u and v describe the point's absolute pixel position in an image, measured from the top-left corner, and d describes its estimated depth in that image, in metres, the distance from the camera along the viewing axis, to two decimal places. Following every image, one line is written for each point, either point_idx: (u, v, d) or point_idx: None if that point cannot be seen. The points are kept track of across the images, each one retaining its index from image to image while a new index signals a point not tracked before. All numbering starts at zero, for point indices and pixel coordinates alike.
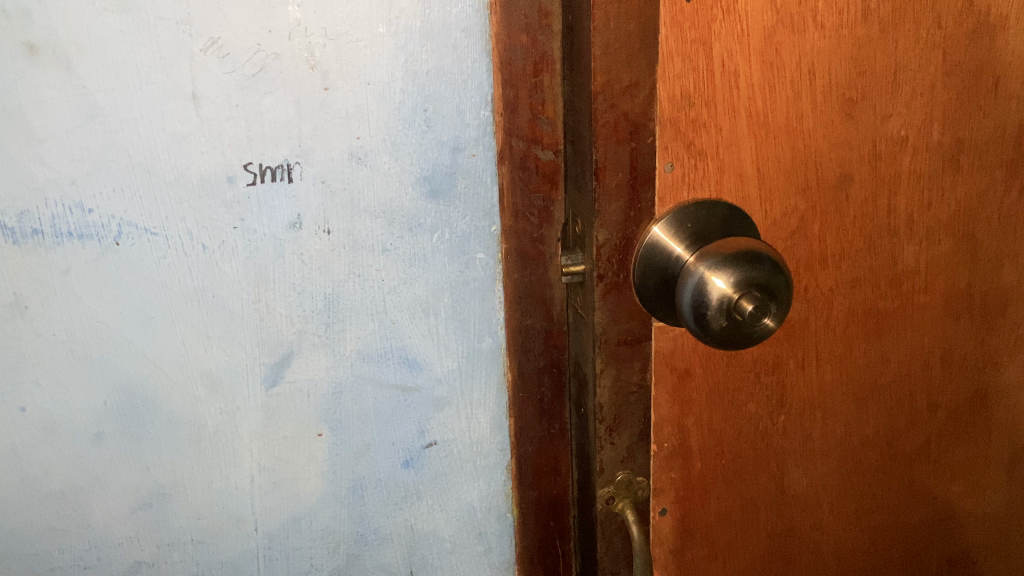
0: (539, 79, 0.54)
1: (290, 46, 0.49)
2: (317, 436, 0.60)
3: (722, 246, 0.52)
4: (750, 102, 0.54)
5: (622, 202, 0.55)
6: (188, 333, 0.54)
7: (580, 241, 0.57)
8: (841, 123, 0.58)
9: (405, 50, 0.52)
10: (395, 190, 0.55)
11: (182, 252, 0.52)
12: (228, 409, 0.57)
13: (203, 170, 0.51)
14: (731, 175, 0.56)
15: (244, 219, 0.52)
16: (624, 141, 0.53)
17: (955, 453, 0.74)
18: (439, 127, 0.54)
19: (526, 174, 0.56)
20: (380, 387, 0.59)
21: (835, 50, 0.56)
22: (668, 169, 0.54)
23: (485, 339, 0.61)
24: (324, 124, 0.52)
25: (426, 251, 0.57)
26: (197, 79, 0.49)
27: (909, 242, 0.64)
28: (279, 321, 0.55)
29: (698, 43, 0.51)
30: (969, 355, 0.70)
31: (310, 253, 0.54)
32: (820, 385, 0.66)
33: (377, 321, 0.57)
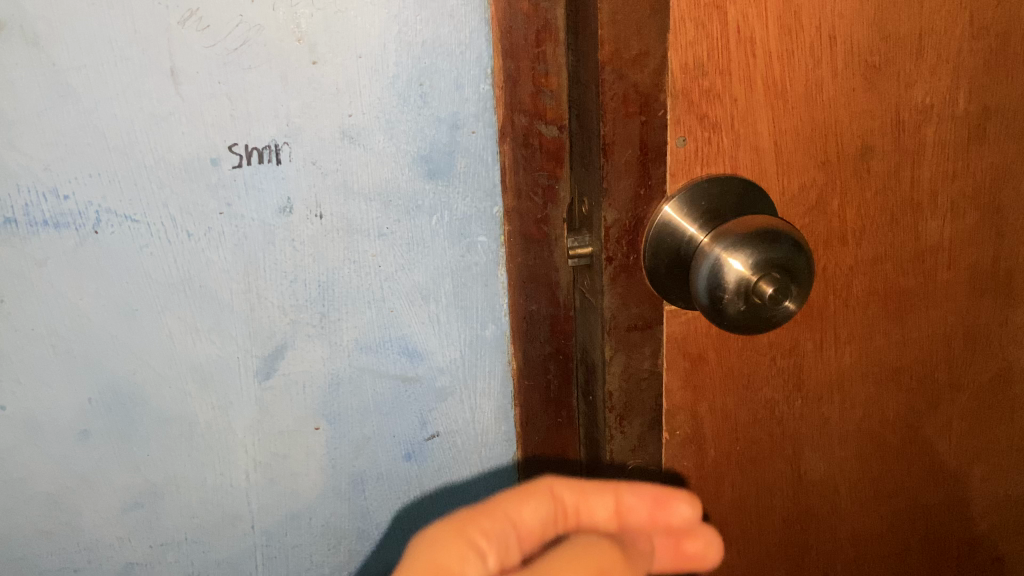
0: (542, 48, 0.50)
1: (274, 18, 0.46)
2: (314, 430, 0.57)
3: (738, 224, 0.49)
4: (767, 71, 0.51)
5: (631, 179, 0.50)
6: (175, 326, 0.51)
7: (586, 222, 0.53)
8: (864, 91, 0.55)
9: (399, 19, 0.48)
10: (390, 170, 0.51)
11: (165, 240, 0.49)
12: (220, 405, 0.54)
13: (186, 152, 0.47)
14: (747, 150, 0.53)
15: (231, 204, 0.49)
16: (634, 115, 0.49)
17: (977, 436, 0.71)
18: (436, 102, 0.51)
19: (529, 152, 0.53)
20: (380, 378, 0.57)
21: (857, 13, 0.52)
22: (680, 144, 0.51)
23: (489, 326, 0.58)
24: (313, 101, 0.48)
25: (425, 235, 0.54)
26: (175, 54, 0.45)
27: (933, 217, 0.61)
28: (271, 311, 0.53)
29: (711, 8, 0.48)
30: (992, 332, 0.67)
31: (302, 239, 0.51)
32: (839, 367, 0.63)
33: (374, 309, 0.55)
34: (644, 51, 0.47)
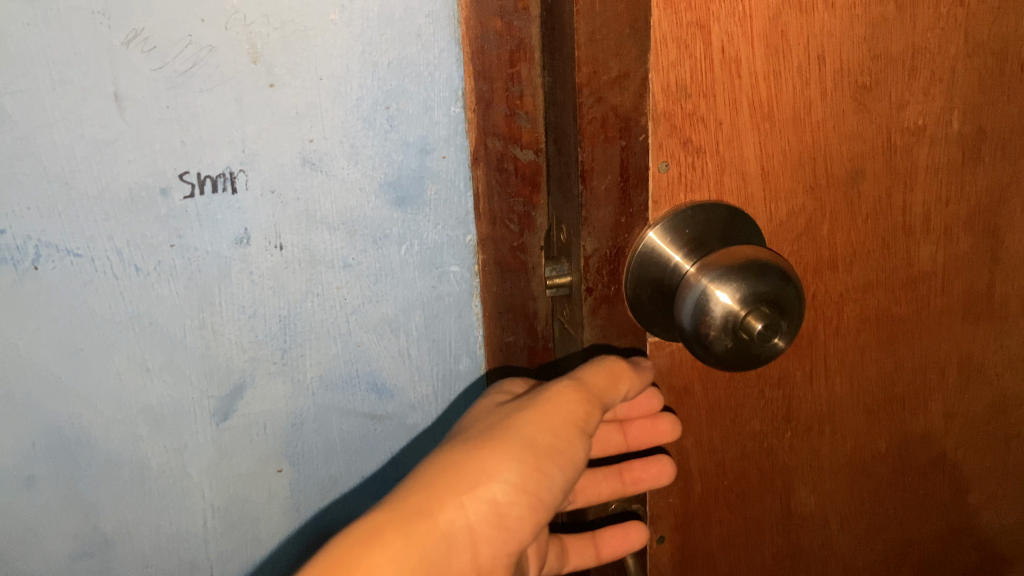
0: (516, 69, 0.47)
1: (227, 37, 0.43)
2: (276, 472, 0.54)
3: (724, 255, 0.46)
4: (753, 93, 0.48)
5: (612, 207, 0.48)
6: (124, 365, 0.48)
7: (565, 250, 0.51)
8: (854, 113, 0.52)
9: (362, 39, 0.45)
10: (355, 198, 0.48)
11: (112, 275, 0.46)
12: (174, 447, 0.51)
13: (132, 181, 0.44)
14: (733, 175, 0.50)
15: (183, 235, 0.46)
16: (614, 140, 0.46)
17: (972, 464, 0.68)
18: (404, 126, 0.48)
19: (504, 177, 0.50)
20: (347, 416, 0.53)
21: (848, 31, 0.49)
22: (663, 169, 0.48)
23: (462, 360, 0.55)
24: (270, 126, 0.45)
25: (394, 266, 0.51)
26: (119, 76, 0.42)
27: (926, 242, 0.58)
28: (228, 348, 0.49)
29: (695, 27, 0.45)
30: (987, 359, 0.65)
31: (260, 272, 0.48)
32: (830, 398, 0.61)
33: (340, 343, 0.51)
34: (624, 73, 0.44)
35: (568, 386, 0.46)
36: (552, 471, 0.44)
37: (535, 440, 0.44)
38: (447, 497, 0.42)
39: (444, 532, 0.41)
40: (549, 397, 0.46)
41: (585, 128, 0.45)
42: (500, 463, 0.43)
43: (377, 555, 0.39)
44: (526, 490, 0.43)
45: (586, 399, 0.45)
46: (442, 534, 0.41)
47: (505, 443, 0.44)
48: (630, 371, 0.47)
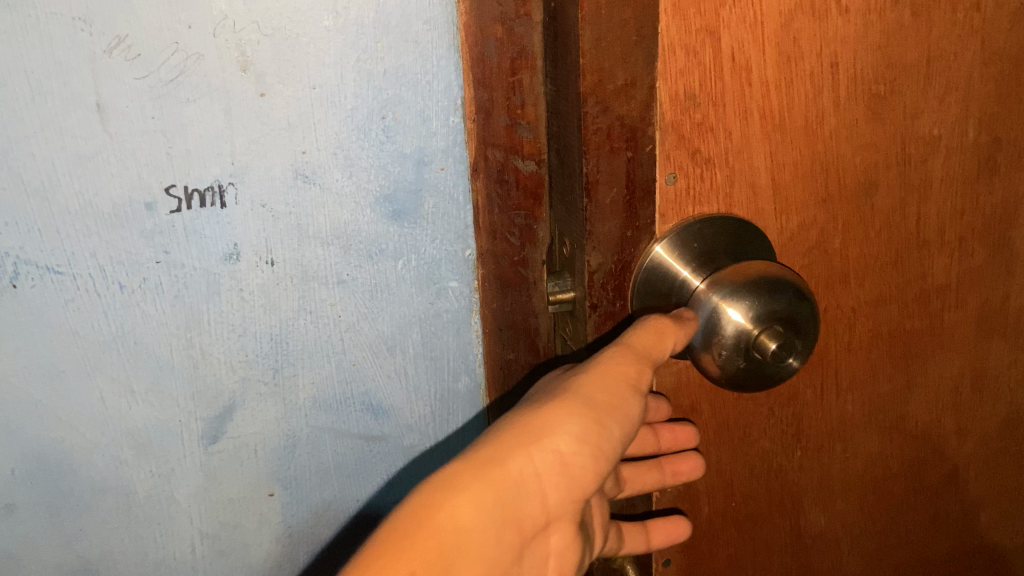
0: (518, 77, 0.45)
1: (214, 45, 0.41)
2: (268, 496, 0.52)
3: (738, 269, 0.44)
4: (764, 102, 0.46)
5: (617, 221, 0.45)
6: (108, 387, 0.46)
7: (568, 266, 0.48)
8: (867, 122, 0.50)
9: (356, 46, 0.43)
10: (350, 212, 0.46)
11: (95, 293, 0.44)
12: (161, 471, 0.49)
13: (116, 196, 0.42)
14: (743, 187, 0.48)
15: (169, 251, 0.44)
16: (620, 151, 0.43)
17: (985, 482, 0.66)
18: (400, 137, 0.46)
19: (505, 189, 0.48)
20: (342, 438, 0.51)
21: (861, 38, 0.48)
22: (670, 181, 0.46)
23: (462, 378, 0.53)
24: (261, 137, 0.43)
25: (390, 282, 0.49)
26: (101, 86, 0.40)
27: (940, 254, 0.56)
28: (217, 368, 0.47)
29: (704, 33, 0.43)
30: (1001, 374, 0.63)
31: (251, 289, 0.46)
32: (841, 415, 0.59)
33: (334, 363, 0.49)
34: (632, 81, 0.42)
35: (621, 346, 0.42)
36: (612, 424, 0.42)
37: (593, 398, 0.42)
38: (519, 445, 0.40)
39: (519, 485, 0.39)
40: (606, 354, 0.43)
41: (593, 140, 0.42)
42: (567, 421, 0.41)
43: (459, 506, 0.37)
44: (587, 444, 0.41)
45: (640, 359, 0.42)
46: (515, 486, 0.39)
47: (565, 397, 0.42)
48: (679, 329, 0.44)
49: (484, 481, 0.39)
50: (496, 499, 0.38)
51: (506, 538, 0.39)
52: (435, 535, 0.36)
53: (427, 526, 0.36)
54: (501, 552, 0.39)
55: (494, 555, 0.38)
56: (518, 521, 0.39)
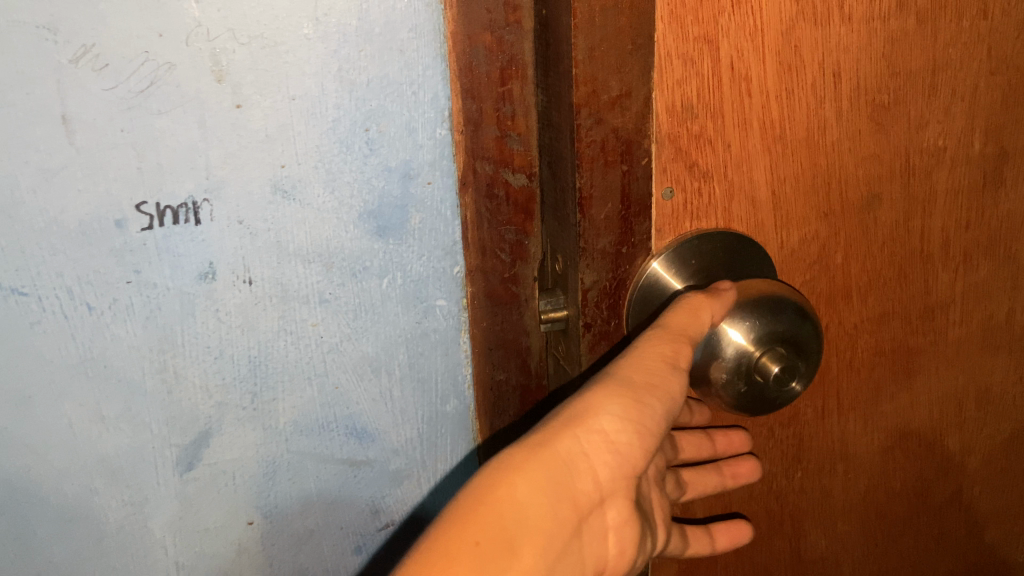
0: (508, 88, 0.44)
1: (187, 54, 0.39)
2: (247, 525, 0.49)
3: (741, 288, 0.42)
4: (764, 112, 0.45)
5: (613, 237, 0.43)
6: (77, 414, 0.44)
7: (561, 282, 0.47)
8: (871, 134, 0.48)
9: (338, 55, 0.41)
10: (332, 228, 0.44)
11: (62, 315, 0.42)
12: (134, 501, 0.47)
13: (83, 212, 0.40)
14: (742, 201, 0.46)
15: (140, 270, 0.42)
16: (615, 164, 0.42)
17: (990, 502, 0.65)
18: (384, 150, 0.44)
19: (494, 204, 0.46)
20: (324, 464, 0.49)
21: (865, 46, 0.46)
22: (667, 197, 0.44)
23: (450, 401, 0.51)
24: (237, 150, 0.41)
25: (375, 301, 0.47)
26: (67, 97, 0.38)
27: (945, 269, 0.55)
28: (192, 393, 0.45)
29: (702, 42, 0.41)
30: (1006, 392, 0.61)
31: (228, 309, 0.44)
32: (842, 435, 0.57)
33: (316, 386, 0.47)
34: (627, 92, 0.40)
35: (655, 331, 0.40)
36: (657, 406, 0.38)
37: (633, 379, 0.38)
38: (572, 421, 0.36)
39: (576, 464, 0.36)
40: (641, 339, 0.40)
41: (587, 153, 0.41)
42: (614, 397, 0.37)
43: (518, 483, 0.34)
44: (639, 422, 0.38)
45: (674, 339, 0.40)
46: (570, 467, 0.35)
47: (607, 377, 0.38)
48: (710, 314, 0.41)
49: (542, 460, 0.35)
50: (554, 478, 0.35)
51: (570, 522, 0.35)
52: (495, 512, 0.32)
53: (488, 503, 0.33)
54: (564, 538, 0.35)
55: (556, 535, 0.34)
56: (579, 502, 0.35)
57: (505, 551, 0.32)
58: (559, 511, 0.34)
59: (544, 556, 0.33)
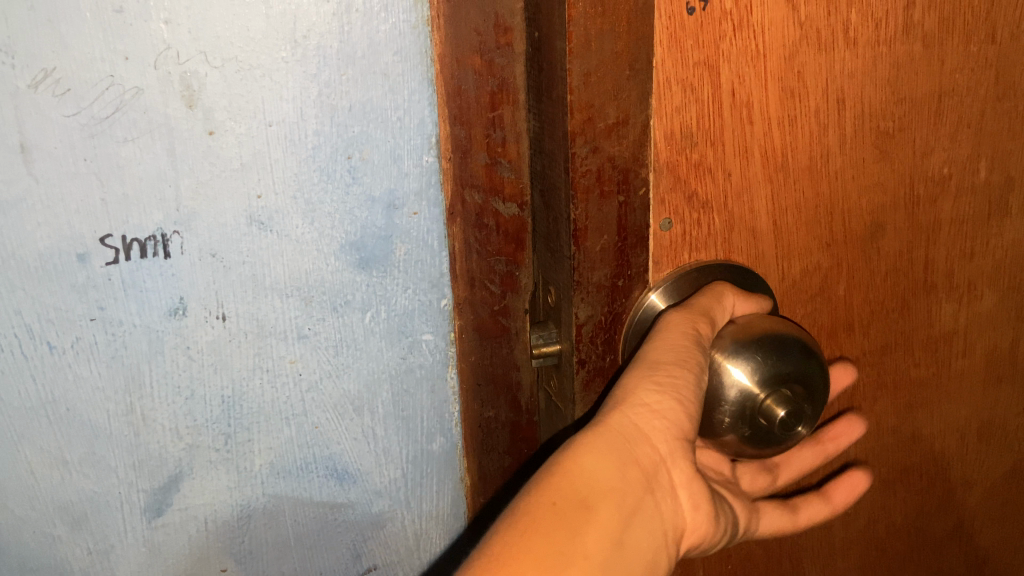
0: (498, 113, 0.42)
1: (156, 78, 0.36)
2: (220, 572, 0.47)
3: (754, 322, 0.41)
4: (766, 140, 0.43)
5: (608, 270, 0.41)
6: (36, 459, 0.41)
7: (552, 314, 0.44)
8: (875, 161, 0.47)
9: (318, 80, 0.38)
10: (311, 261, 0.42)
11: (20, 355, 0.39)
12: (99, 549, 0.44)
13: (43, 246, 0.37)
14: (742, 232, 0.44)
15: (105, 306, 0.39)
16: (611, 194, 0.39)
17: (991, 536, 0.63)
18: (368, 179, 0.41)
19: (484, 234, 0.44)
20: (303, 506, 0.47)
21: (870, 72, 0.44)
22: (665, 227, 0.42)
23: (436, 439, 0.48)
24: (210, 179, 0.39)
25: (357, 336, 0.44)
26: (25, 124, 0.35)
27: (949, 300, 0.53)
28: (161, 435, 0.42)
29: (702, 67, 0.39)
30: (1009, 424, 0.59)
31: (199, 346, 0.41)
32: (842, 470, 0.55)
33: (294, 426, 0.45)
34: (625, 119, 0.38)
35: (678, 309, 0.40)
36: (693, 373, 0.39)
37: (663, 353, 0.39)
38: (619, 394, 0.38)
39: (632, 433, 0.37)
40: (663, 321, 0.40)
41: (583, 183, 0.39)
42: (652, 370, 0.38)
43: (582, 456, 0.35)
44: (681, 391, 0.38)
45: (692, 317, 0.40)
46: (626, 435, 0.37)
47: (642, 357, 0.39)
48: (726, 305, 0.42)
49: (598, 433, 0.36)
50: (614, 445, 0.36)
51: (640, 483, 0.36)
52: (565, 482, 0.34)
53: (556, 474, 0.34)
54: (636, 500, 0.36)
55: (626, 500, 0.35)
56: (643, 467, 0.36)
57: (581, 510, 0.33)
58: (627, 474, 0.36)
59: (620, 514, 0.35)
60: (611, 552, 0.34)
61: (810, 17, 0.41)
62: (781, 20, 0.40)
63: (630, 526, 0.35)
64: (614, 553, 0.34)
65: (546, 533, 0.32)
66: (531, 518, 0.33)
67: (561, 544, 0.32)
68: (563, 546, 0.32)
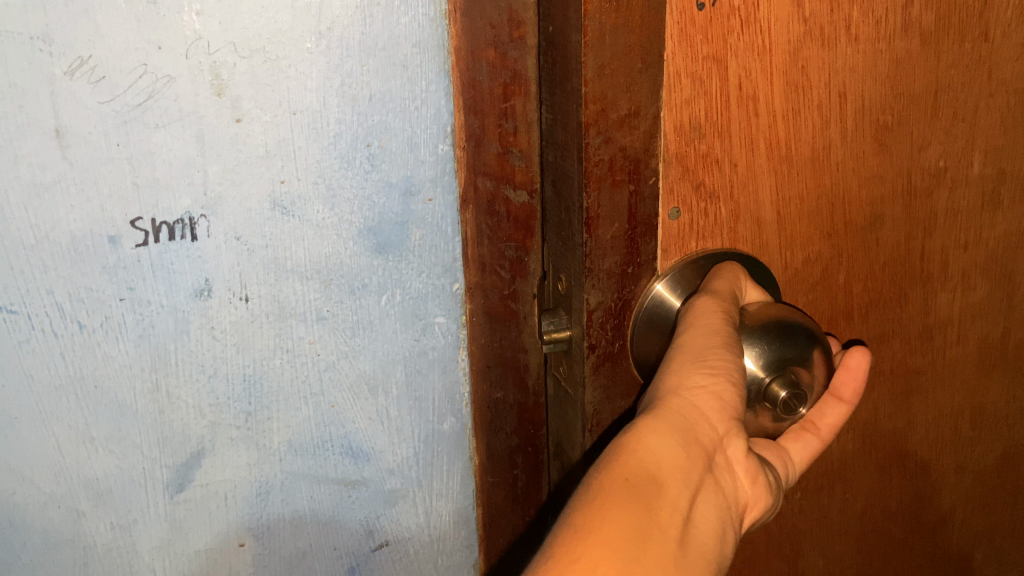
0: (510, 103, 0.44)
1: (187, 66, 0.38)
2: (238, 547, 0.48)
3: (766, 309, 0.43)
4: (771, 132, 0.44)
5: (617, 257, 0.43)
6: (65, 435, 0.43)
7: (563, 300, 0.46)
8: (874, 154, 0.48)
9: (340, 70, 0.40)
10: (331, 245, 0.43)
11: (51, 333, 0.40)
12: (123, 523, 0.46)
13: (75, 229, 0.39)
14: (747, 222, 0.46)
15: (133, 287, 0.41)
16: (622, 183, 0.41)
17: (982, 520, 0.65)
18: (386, 166, 0.43)
19: (495, 221, 0.46)
20: (319, 483, 0.48)
21: (871, 68, 0.46)
22: (672, 216, 0.44)
23: (447, 419, 0.50)
24: (236, 165, 0.40)
25: (373, 318, 0.46)
26: (61, 111, 0.37)
27: (944, 289, 0.55)
28: (185, 413, 0.44)
29: (710, 61, 0.41)
30: (1000, 410, 0.61)
31: (222, 327, 0.43)
32: (840, 455, 0.57)
33: (311, 405, 0.46)
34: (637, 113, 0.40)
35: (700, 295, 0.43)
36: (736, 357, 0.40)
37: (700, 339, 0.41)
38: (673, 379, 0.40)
39: (690, 413, 0.38)
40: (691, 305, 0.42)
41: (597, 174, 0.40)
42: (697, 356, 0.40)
43: (647, 437, 0.36)
44: (731, 372, 0.40)
45: (719, 301, 0.42)
46: (684, 415, 0.38)
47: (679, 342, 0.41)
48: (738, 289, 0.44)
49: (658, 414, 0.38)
50: (675, 426, 0.37)
51: (701, 462, 0.37)
52: (633, 460, 0.35)
53: (624, 454, 0.36)
54: (699, 476, 0.37)
55: (691, 476, 0.36)
56: (702, 444, 0.38)
57: (651, 485, 0.35)
58: (690, 452, 0.37)
59: (689, 490, 0.36)
60: (683, 528, 0.35)
61: (813, 14, 0.43)
62: (785, 15, 0.42)
63: (698, 501, 0.36)
64: (685, 527, 0.35)
65: (624, 507, 0.33)
66: (606, 491, 0.34)
67: (640, 519, 0.33)
68: (641, 523, 0.33)
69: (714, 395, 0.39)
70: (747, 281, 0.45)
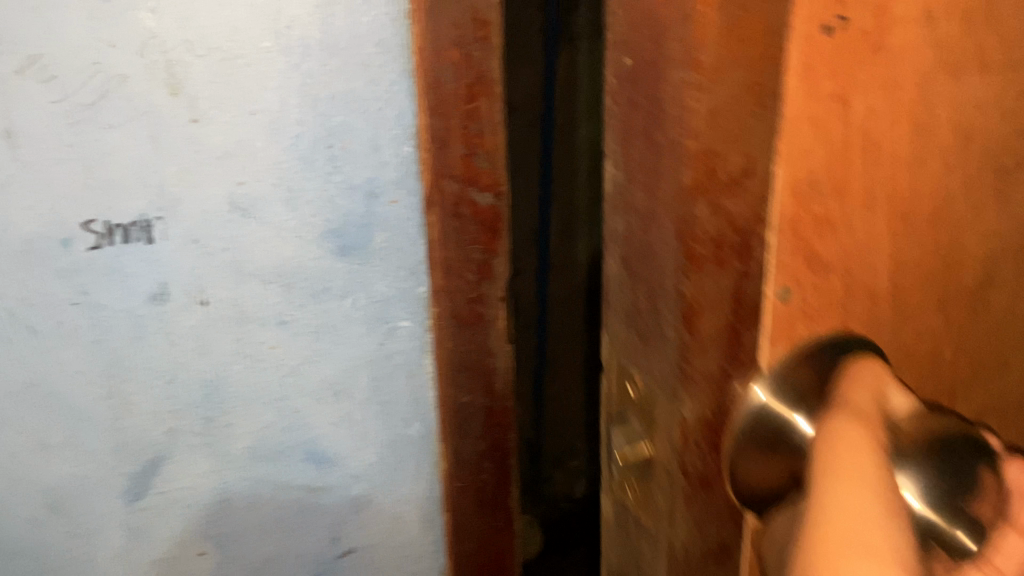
0: (476, 104, 0.41)
1: (141, 65, 0.37)
2: (199, 554, 0.48)
3: (919, 419, 0.31)
4: (893, 187, 0.34)
5: (721, 354, 0.31)
6: (19, 439, 0.42)
7: (644, 409, 0.33)
8: (992, 205, 0.39)
9: (301, 70, 0.39)
10: (292, 248, 0.43)
11: (4, 337, 0.40)
12: (80, 531, 0.45)
13: (29, 232, 0.38)
14: (861, 295, 0.35)
15: (88, 291, 0.40)
16: (729, 266, 0.30)
17: None
18: (348, 167, 0.42)
19: (460, 223, 0.44)
20: (282, 490, 0.47)
21: (996, 100, 0.37)
22: (782, 296, 0.32)
23: (413, 424, 0.49)
24: (193, 166, 0.39)
25: (336, 322, 0.45)
26: (13, 110, 0.36)
27: None
28: (141, 419, 0.43)
29: (834, 99, 0.30)
30: None
31: (180, 332, 0.42)
32: None
33: (273, 411, 0.45)
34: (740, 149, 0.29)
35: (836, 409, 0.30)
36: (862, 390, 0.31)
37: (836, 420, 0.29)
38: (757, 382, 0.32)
39: (866, 468, 0.26)
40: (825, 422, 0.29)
41: (699, 256, 0.29)
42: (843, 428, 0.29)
43: (835, 493, 0.25)
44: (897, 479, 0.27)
45: (853, 406, 0.30)
46: (862, 464, 0.27)
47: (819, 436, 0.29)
48: (868, 372, 0.33)
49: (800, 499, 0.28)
50: (857, 484, 0.26)
51: (899, 499, 0.26)
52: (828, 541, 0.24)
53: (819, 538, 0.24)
54: (897, 513, 0.25)
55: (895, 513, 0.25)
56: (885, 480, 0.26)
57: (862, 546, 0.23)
58: (885, 495, 0.25)
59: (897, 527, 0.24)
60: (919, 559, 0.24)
61: (945, 23, 0.33)
62: (916, 40, 0.32)
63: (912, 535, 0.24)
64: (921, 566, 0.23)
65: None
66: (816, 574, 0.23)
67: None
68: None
69: (867, 437, 0.28)
70: (892, 381, 0.32)
